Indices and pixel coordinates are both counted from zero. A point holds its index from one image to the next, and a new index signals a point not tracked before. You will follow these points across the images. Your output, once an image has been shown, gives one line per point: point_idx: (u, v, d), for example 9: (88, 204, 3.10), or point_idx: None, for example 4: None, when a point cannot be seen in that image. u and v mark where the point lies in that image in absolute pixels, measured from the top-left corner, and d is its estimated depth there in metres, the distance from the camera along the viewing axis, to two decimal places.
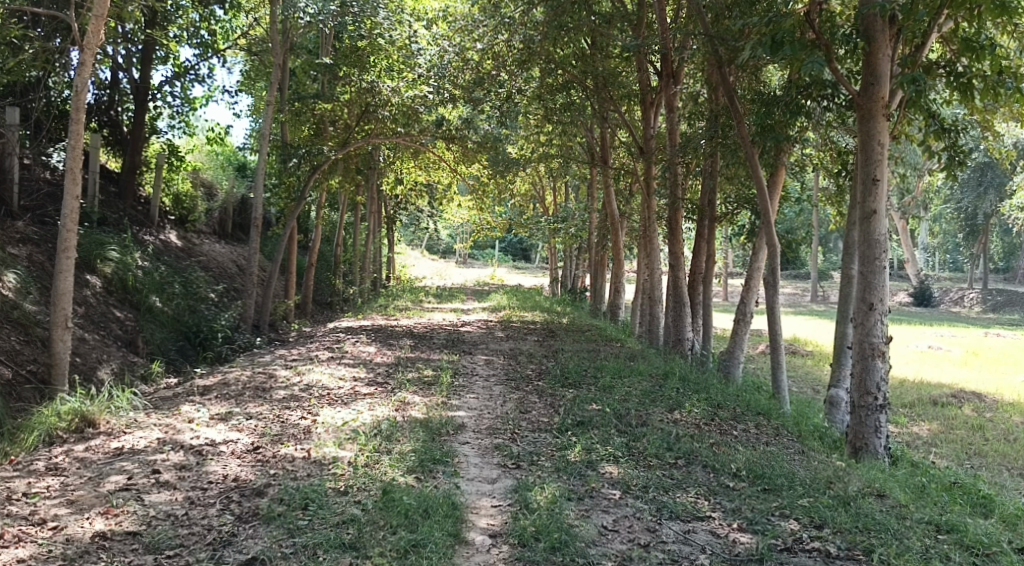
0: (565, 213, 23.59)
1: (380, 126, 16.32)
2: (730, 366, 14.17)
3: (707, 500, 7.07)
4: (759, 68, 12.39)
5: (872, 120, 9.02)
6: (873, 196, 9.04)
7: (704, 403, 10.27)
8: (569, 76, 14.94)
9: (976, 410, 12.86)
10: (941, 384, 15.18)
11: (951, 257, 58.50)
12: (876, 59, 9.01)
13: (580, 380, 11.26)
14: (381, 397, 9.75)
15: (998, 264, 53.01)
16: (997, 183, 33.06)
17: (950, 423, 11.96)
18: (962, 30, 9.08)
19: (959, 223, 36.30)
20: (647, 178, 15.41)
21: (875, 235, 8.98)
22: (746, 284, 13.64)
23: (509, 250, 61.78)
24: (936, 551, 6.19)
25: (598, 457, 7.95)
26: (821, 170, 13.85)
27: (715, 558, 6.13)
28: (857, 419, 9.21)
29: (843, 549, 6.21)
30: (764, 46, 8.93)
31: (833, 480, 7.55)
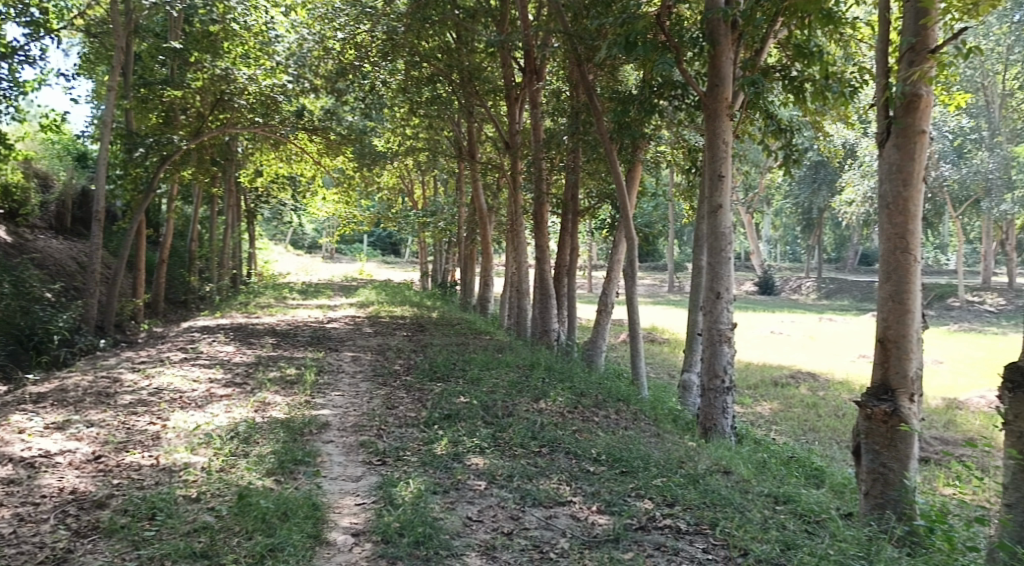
0: (434, 206, 23.62)
1: (236, 116, 15.53)
2: (592, 355, 14.62)
3: (568, 485, 7.28)
4: (616, 68, 12.84)
5: (717, 119, 9.50)
6: (720, 191, 9.52)
7: (568, 391, 10.56)
8: (434, 69, 14.82)
9: (811, 389, 13.87)
10: (781, 366, 16.23)
11: (790, 248, 62.70)
12: (720, 61, 9.49)
13: (448, 373, 11.34)
14: (238, 398, 9.46)
15: (830, 255, 57.28)
16: (830, 180, 35.62)
17: (789, 402, 12.83)
18: (795, 37, 9.73)
19: (797, 217, 38.88)
20: (513, 172, 15.61)
21: (722, 228, 9.50)
22: (607, 276, 14.11)
23: (377, 244, 60.95)
24: (773, 520, 6.63)
25: (464, 449, 8.03)
26: (674, 166, 14.45)
27: (575, 540, 6.33)
28: (707, 401, 9.71)
29: (692, 524, 6.54)
30: (618, 46, 9.21)
31: (684, 459, 7.95)
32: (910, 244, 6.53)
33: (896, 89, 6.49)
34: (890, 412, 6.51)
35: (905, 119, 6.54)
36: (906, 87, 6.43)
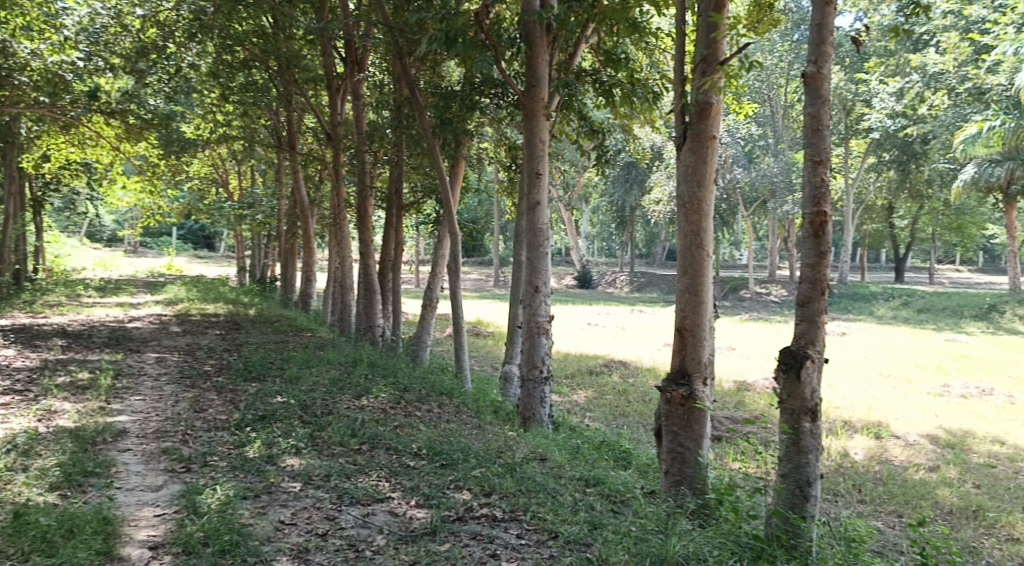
0: (251, 197, 22.60)
1: (18, 95, 14.06)
2: (416, 351, 14.54)
3: (387, 481, 7.17)
4: (438, 62, 12.81)
5: (534, 118, 9.68)
6: (537, 188, 9.75)
7: (391, 387, 10.42)
8: (248, 54, 13.87)
9: (623, 376, 14.53)
10: (596, 356, 16.86)
11: (607, 244, 65.46)
12: (536, 62, 9.65)
13: (264, 372, 10.86)
14: (18, 407, 8.58)
15: (642, 251, 60.36)
16: (640, 180, 37.44)
17: (602, 389, 13.37)
18: (605, 43, 10.14)
19: (613, 214, 40.62)
20: (336, 165, 15.21)
21: (540, 224, 9.70)
22: (432, 271, 14.06)
23: (189, 237, 57.52)
24: (583, 503, 6.85)
25: (278, 450, 7.71)
26: (496, 163, 14.61)
27: (392, 536, 6.23)
28: (526, 392, 9.89)
29: (507, 511, 6.63)
30: (437, 41, 9.17)
31: (503, 449, 8.06)
32: (704, 240, 6.95)
33: (691, 96, 6.86)
34: (687, 395, 6.90)
35: (699, 125, 6.94)
36: (699, 94, 6.82)
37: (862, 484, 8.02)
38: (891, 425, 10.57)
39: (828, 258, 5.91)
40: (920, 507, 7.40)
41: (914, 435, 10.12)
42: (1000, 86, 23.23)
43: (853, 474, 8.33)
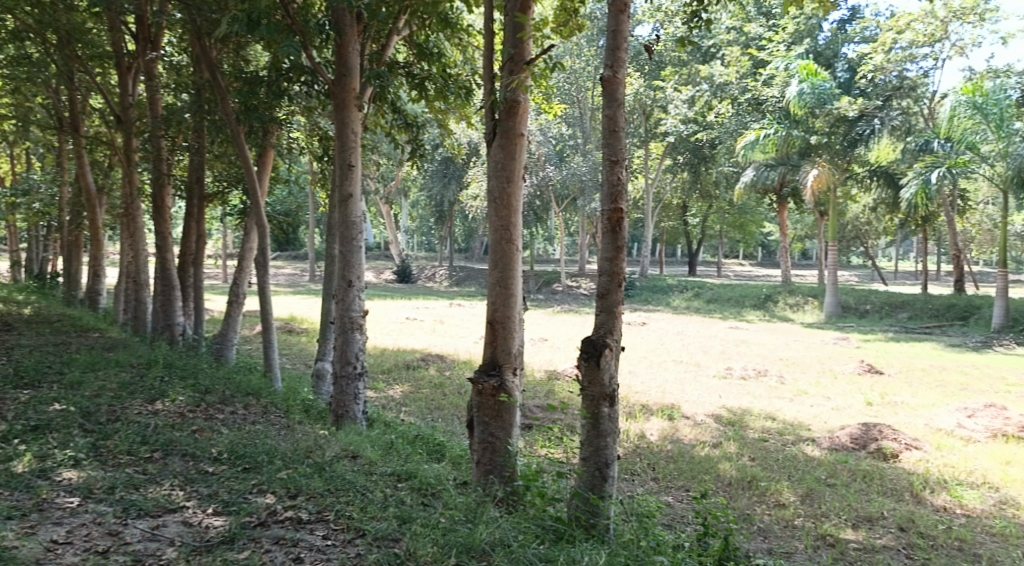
0: (30, 184, 20.48)
1: None
2: (221, 350, 13.79)
3: (182, 490, 6.75)
4: (242, 45, 12.17)
5: (346, 108, 9.42)
6: (349, 179, 9.49)
7: (190, 389, 9.81)
8: (22, 24, 12.61)
9: (439, 369, 14.57)
10: (413, 350, 16.79)
11: (425, 239, 65.44)
12: (346, 51, 9.40)
13: (41, 378, 9.87)
14: None
15: (461, 245, 60.87)
16: (458, 175, 37.46)
17: (417, 384, 13.33)
18: (417, 37, 10.08)
19: (430, 208, 40.62)
20: (127, 151, 14.08)
21: (353, 216, 9.49)
22: (237, 265, 13.38)
23: None
24: (393, 498, 6.78)
25: (54, 463, 7.03)
26: (306, 153, 14.11)
27: (184, 548, 5.87)
28: (338, 389, 9.61)
29: (313, 513, 6.43)
30: (239, 23, 8.69)
31: (311, 449, 7.82)
32: (513, 235, 7.08)
33: (499, 94, 6.95)
34: (498, 386, 6.98)
35: (508, 122, 7.05)
36: (507, 93, 6.93)
37: (656, 462, 8.52)
38: (682, 406, 11.33)
39: (624, 252, 6.21)
40: (705, 481, 7.97)
41: (702, 415, 10.89)
42: (775, 97, 25.62)
43: (649, 454, 8.83)
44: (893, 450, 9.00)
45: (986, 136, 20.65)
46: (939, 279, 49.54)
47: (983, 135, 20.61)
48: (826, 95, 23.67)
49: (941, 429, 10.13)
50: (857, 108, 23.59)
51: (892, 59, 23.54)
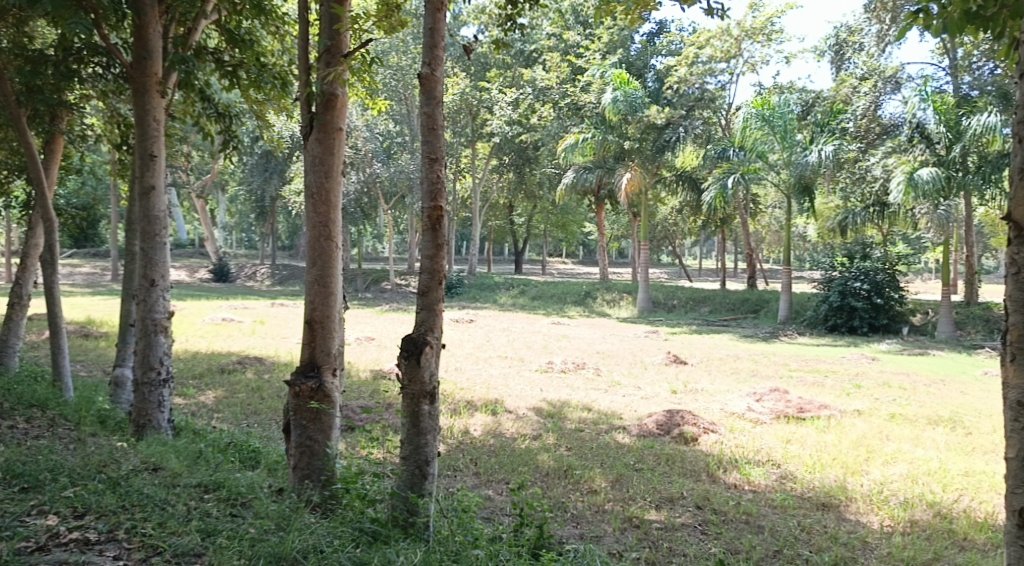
0: None
1: None
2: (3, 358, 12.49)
3: None
4: (24, 21, 11.08)
5: (146, 95, 8.80)
6: (152, 171, 8.92)
7: None
8: None
9: (257, 373, 14.00)
10: (229, 353, 16.03)
11: (246, 236, 62.70)
12: (146, 33, 8.81)
13: None
14: None
15: (285, 243, 58.79)
16: (280, 170, 35.91)
17: (232, 388, 12.73)
18: (227, 22, 9.59)
19: (250, 204, 38.96)
20: None
21: (155, 211, 8.89)
22: (21, 264, 12.15)
23: None
24: (197, 511, 6.44)
25: None
26: (104, 142, 13.06)
27: None
28: (139, 397, 8.94)
29: (104, 532, 5.99)
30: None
31: (105, 463, 7.28)
32: (332, 232, 6.90)
33: (316, 86, 6.76)
34: (316, 388, 6.74)
35: (325, 115, 6.85)
36: (324, 85, 6.74)
37: (478, 457, 8.62)
38: (505, 401, 11.55)
39: (445, 250, 6.16)
40: (523, 472, 8.14)
41: (524, 409, 11.15)
42: (592, 102, 26.67)
43: (471, 449, 8.92)
44: (693, 434, 9.60)
45: (773, 146, 22.56)
46: (738, 277, 53.52)
47: (771, 145, 22.51)
48: (637, 102, 24.90)
49: (734, 413, 10.93)
50: (665, 117, 25.00)
51: (693, 73, 25.25)
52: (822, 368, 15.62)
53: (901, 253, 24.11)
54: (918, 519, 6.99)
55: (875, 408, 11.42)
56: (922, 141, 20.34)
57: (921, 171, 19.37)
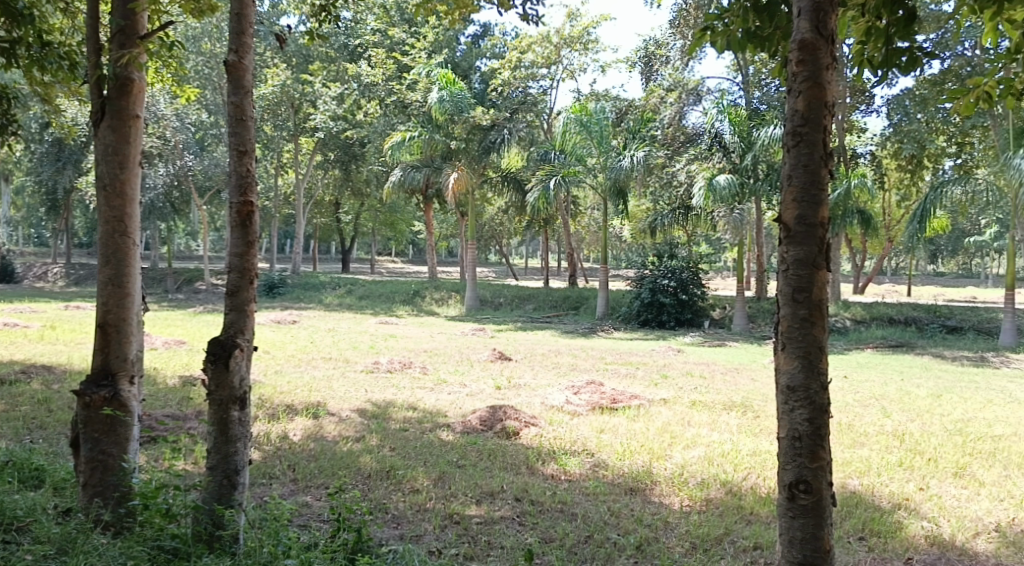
0: None
1: None
2: None
3: None
4: None
5: None
6: None
7: None
8: None
9: (47, 383, 12.81)
10: (14, 362, 14.57)
11: (36, 232, 57.23)
12: None
13: None
14: None
15: (83, 239, 54.24)
16: (75, 160, 32.93)
17: (16, 401, 11.56)
18: None
19: (40, 196, 35.60)
20: None
21: None
22: None
23: None
24: None
25: None
26: None
27: None
28: None
29: None
30: None
31: None
32: (129, 227, 6.43)
33: (107, 69, 6.26)
34: (110, 398, 6.24)
35: (118, 101, 6.36)
36: (118, 69, 6.26)
37: (296, 463, 8.32)
38: (327, 404, 11.26)
39: (256, 247, 5.73)
40: (343, 476, 7.94)
41: (347, 411, 10.91)
42: (418, 101, 26.63)
43: (289, 455, 8.60)
44: (515, 428, 9.73)
45: (590, 151, 23.69)
46: (561, 275, 55.29)
47: (588, 150, 23.56)
48: (463, 103, 25.12)
49: (553, 406, 11.23)
50: (490, 118, 25.22)
51: (516, 76, 26.11)
52: (634, 360, 16.48)
53: (702, 253, 25.85)
54: (713, 497, 7.50)
55: (679, 397, 12.18)
56: (719, 149, 21.79)
57: (718, 178, 20.84)
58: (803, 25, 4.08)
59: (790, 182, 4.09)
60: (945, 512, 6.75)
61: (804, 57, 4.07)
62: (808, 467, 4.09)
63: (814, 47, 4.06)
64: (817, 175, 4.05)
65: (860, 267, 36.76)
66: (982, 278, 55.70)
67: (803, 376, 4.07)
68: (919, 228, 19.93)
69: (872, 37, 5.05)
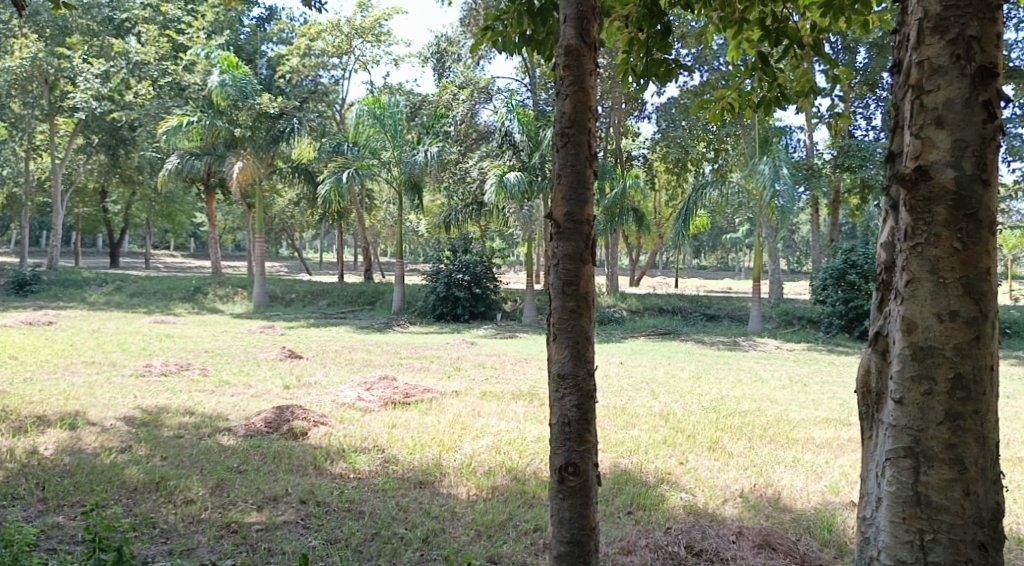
0: None
1: None
2: None
3: None
4: None
5: None
6: None
7: None
8: None
9: None
10: None
11: None
12: None
13: None
14: None
15: None
16: None
17: None
18: None
19: None
20: None
21: None
22: None
23: None
24: None
25: None
26: None
27: None
28: None
29: None
30: None
31: None
32: None
33: None
34: None
35: None
36: None
37: (47, 480, 7.56)
38: (89, 413, 10.34)
39: None
40: (104, 491, 7.31)
41: (111, 419, 10.06)
42: (197, 84, 25.15)
43: (38, 472, 7.80)
44: (302, 428, 9.31)
45: (384, 144, 23.56)
46: (354, 270, 54.34)
47: (382, 144, 23.54)
48: (247, 89, 23.97)
49: (344, 403, 10.97)
50: (278, 106, 24.08)
51: (306, 63, 25.00)
52: (429, 354, 16.56)
53: (493, 248, 26.45)
54: (498, 484, 7.70)
55: (469, 388, 12.39)
56: (509, 148, 22.49)
57: (509, 175, 21.39)
58: (569, 31, 4.27)
59: (559, 181, 4.28)
60: (701, 483, 7.37)
61: (569, 62, 4.26)
62: (577, 450, 4.31)
63: (579, 53, 4.26)
64: (582, 175, 4.26)
65: (636, 261, 39.24)
66: (740, 270, 61.51)
67: (572, 363, 4.27)
68: (684, 227, 21.54)
69: (634, 47, 5.38)
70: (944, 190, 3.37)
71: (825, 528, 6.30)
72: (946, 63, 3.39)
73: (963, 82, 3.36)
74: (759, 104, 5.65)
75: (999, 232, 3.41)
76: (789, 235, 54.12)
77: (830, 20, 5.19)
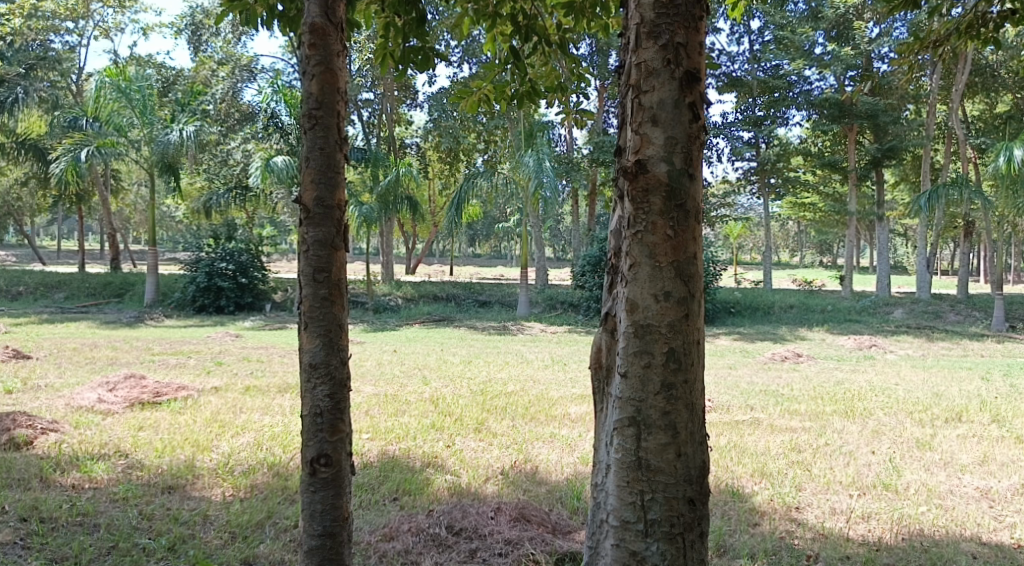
0: None
1: None
2: None
3: None
4: None
5: None
6: None
7: None
8: None
9: None
10: None
11: None
12: None
13: None
14: None
15: None
16: None
17: None
18: None
19: None
20: None
21: None
22: None
23: None
24: None
25: None
26: None
27: None
28: None
29: None
30: None
31: None
32: None
33: None
34: None
35: None
36: None
37: None
38: None
39: None
40: None
41: None
42: None
43: None
44: (27, 437, 8.32)
45: (130, 120, 21.01)
46: (100, 259, 49.44)
47: (129, 120, 20.91)
48: None
49: (81, 407, 10.02)
50: None
51: (31, 26, 22.02)
52: (185, 349, 15.51)
53: (260, 235, 25.34)
54: (257, 482, 7.43)
55: (231, 384, 11.80)
56: (275, 131, 21.20)
57: (276, 159, 20.20)
58: (313, 9, 4.18)
59: (307, 164, 4.19)
60: (465, 463, 7.60)
61: (315, 42, 4.18)
62: (329, 441, 4.27)
63: (324, 33, 4.20)
64: (331, 159, 4.22)
65: (411, 251, 39.28)
66: (511, 257, 63.45)
67: (323, 353, 4.23)
68: (456, 216, 21.82)
69: (391, 33, 5.38)
70: (659, 182, 3.89)
71: (574, 497, 6.74)
72: (659, 66, 3.91)
73: (672, 85, 3.90)
74: (512, 96, 5.82)
75: (701, 221, 4.00)
76: (556, 224, 56.61)
77: (572, 21, 5.54)
